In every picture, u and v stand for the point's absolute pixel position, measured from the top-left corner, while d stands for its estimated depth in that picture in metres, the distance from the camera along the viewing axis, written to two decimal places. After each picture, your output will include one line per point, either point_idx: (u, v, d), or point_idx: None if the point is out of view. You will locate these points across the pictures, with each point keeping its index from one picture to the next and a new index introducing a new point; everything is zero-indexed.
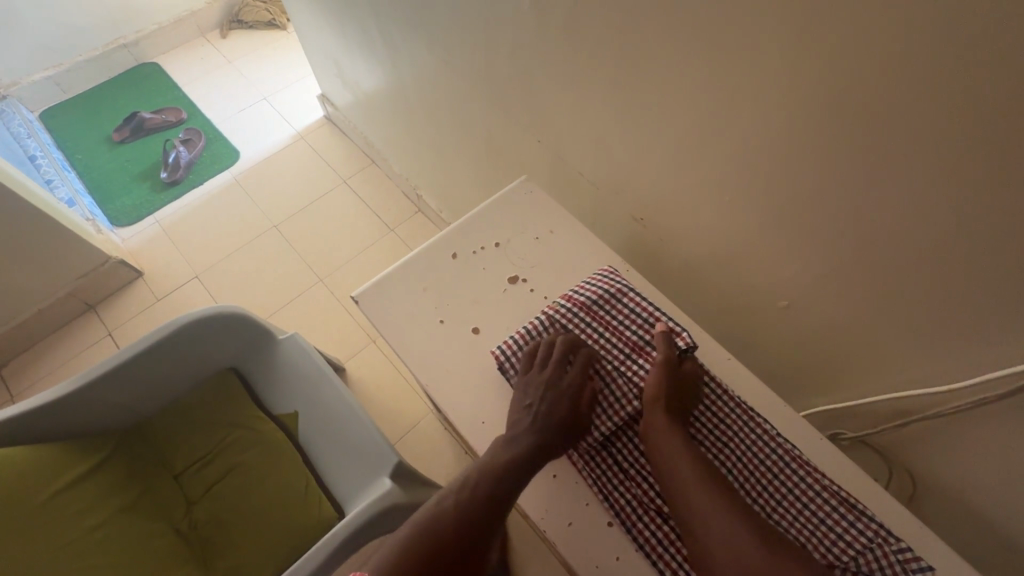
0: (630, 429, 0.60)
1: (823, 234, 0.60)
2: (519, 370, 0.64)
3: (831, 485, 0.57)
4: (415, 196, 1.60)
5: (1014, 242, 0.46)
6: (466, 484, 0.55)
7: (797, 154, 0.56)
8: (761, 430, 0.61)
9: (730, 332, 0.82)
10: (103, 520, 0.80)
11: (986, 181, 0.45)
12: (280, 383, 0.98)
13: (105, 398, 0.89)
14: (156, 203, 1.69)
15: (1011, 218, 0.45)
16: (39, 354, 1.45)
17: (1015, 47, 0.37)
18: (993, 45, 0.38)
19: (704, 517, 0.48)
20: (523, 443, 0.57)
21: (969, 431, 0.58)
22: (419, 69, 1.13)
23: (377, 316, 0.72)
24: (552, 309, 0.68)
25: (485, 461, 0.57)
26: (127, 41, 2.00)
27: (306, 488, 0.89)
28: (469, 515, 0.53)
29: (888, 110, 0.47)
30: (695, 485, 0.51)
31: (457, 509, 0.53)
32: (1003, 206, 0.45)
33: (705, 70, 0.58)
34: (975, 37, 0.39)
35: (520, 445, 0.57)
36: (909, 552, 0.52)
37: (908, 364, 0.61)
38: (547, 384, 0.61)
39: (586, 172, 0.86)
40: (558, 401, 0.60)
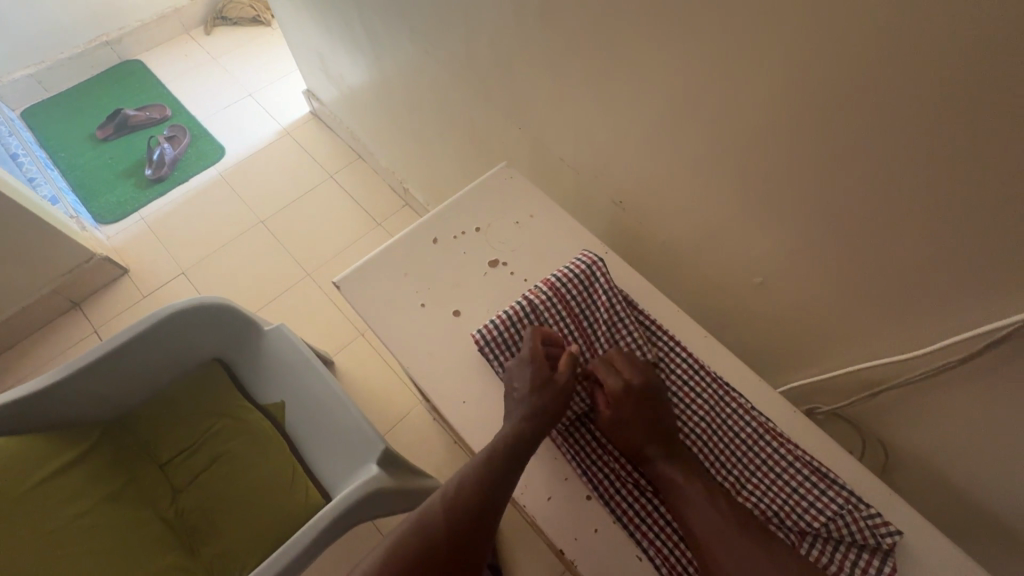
0: None
1: (793, 210, 0.61)
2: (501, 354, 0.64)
3: (802, 455, 0.59)
4: (402, 190, 1.60)
5: (972, 210, 0.47)
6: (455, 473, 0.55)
7: (765, 132, 0.58)
8: (736, 404, 0.62)
9: (709, 313, 0.84)
10: (90, 507, 0.81)
11: (943, 151, 0.46)
12: (266, 374, 0.98)
13: (87, 390, 0.88)
14: (141, 200, 1.68)
15: (968, 186, 0.46)
16: (24, 352, 1.44)
17: (962, 19, 0.39)
18: (943, 18, 0.40)
19: (695, 506, 0.51)
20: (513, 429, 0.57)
21: (937, 400, 0.59)
22: (402, 61, 1.13)
23: (358, 300, 0.72)
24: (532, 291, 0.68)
25: (478, 457, 0.55)
26: (110, 39, 1.99)
27: (292, 476, 0.89)
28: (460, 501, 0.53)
29: (849, 83, 0.48)
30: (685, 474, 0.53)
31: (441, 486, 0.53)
32: (960, 174, 0.46)
33: (675, 51, 0.59)
34: (926, 11, 0.40)
35: (510, 438, 0.56)
36: (878, 518, 0.54)
37: (878, 337, 0.62)
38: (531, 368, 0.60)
39: (567, 158, 0.87)
40: (543, 386, 0.58)
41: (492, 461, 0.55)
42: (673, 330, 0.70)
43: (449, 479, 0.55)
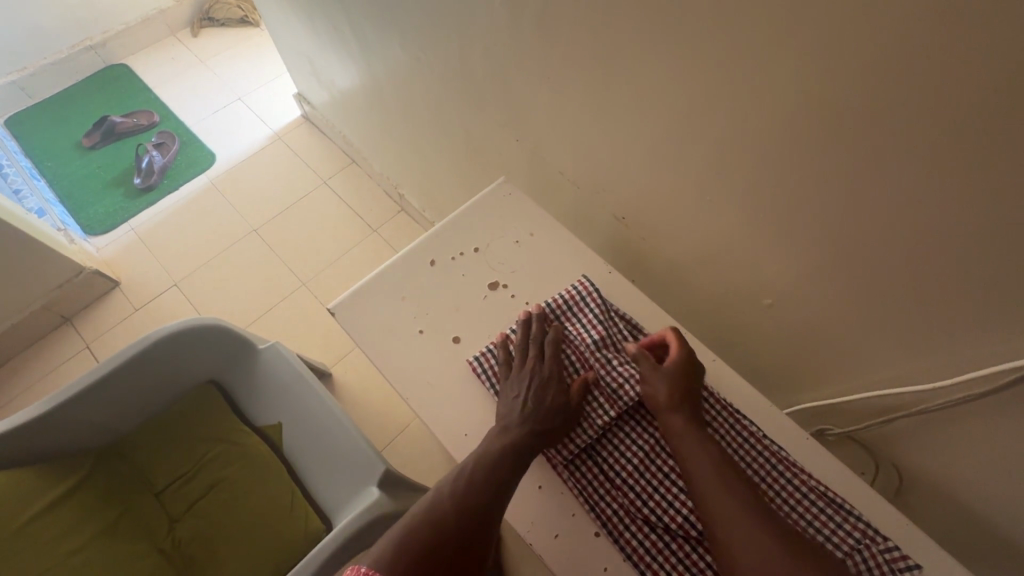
0: (614, 437, 0.59)
1: (804, 230, 0.59)
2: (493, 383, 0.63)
3: (817, 485, 0.57)
4: (397, 195, 1.57)
5: (1000, 237, 0.45)
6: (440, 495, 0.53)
7: (778, 152, 0.55)
8: (748, 432, 0.60)
9: (714, 331, 0.81)
10: (82, 544, 0.79)
11: (971, 176, 0.44)
12: (261, 395, 0.96)
13: (77, 420, 0.86)
14: (130, 210, 1.65)
15: (997, 212, 0.44)
16: (15, 369, 1.41)
17: (997, 42, 0.37)
18: (976, 41, 0.37)
19: (716, 520, 0.47)
20: (501, 452, 0.55)
21: (957, 426, 0.57)
22: (395, 67, 1.10)
23: (354, 327, 0.70)
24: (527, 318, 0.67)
25: (462, 481, 0.54)
26: (94, 43, 1.94)
27: (291, 502, 0.87)
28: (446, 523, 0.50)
29: (871, 104, 0.45)
30: (700, 488, 0.50)
31: (431, 518, 0.51)
32: (989, 201, 0.44)
33: (683, 67, 0.56)
34: (957, 33, 0.38)
35: (502, 455, 0.55)
36: (897, 552, 0.52)
37: (894, 362, 0.60)
38: (527, 387, 0.60)
39: (566, 171, 0.85)
40: (541, 409, 0.58)
41: (485, 477, 0.54)
42: None
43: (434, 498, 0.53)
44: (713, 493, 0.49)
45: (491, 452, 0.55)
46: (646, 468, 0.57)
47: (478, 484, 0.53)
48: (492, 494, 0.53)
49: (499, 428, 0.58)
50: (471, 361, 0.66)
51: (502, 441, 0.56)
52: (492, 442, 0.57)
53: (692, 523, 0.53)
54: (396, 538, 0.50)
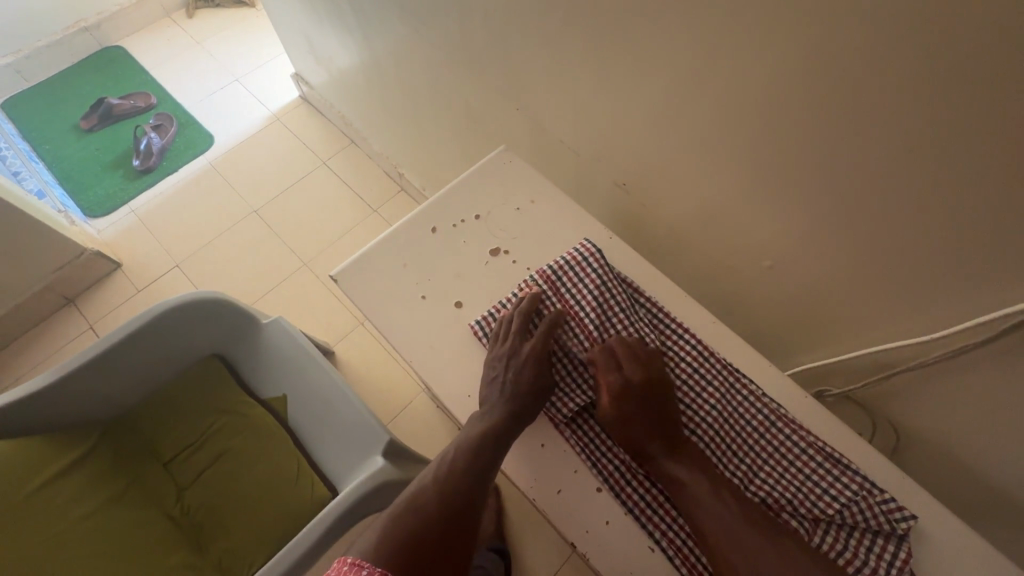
0: None
1: (803, 190, 0.59)
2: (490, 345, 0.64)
3: (816, 441, 0.58)
4: (397, 174, 1.57)
5: (998, 191, 0.45)
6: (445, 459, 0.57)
7: (776, 111, 0.55)
8: (747, 392, 0.61)
9: (715, 297, 0.82)
10: (93, 509, 0.80)
11: (968, 129, 0.43)
12: (265, 369, 0.97)
13: (85, 391, 0.87)
14: (130, 193, 1.65)
15: (995, 166, 0.44)
16: (21, 350, 1.42)
17: None
18: None
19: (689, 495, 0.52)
20: (500, 417, 0.58)
21: (953, 383, 0.58)
22: (392, 42, 1.09)
23: (357, 295, 0.70)
24: (528, 280, 0.67)
25: (466, 442, 0.57)
26: (89, 25, 1.92)
27: (297, 470, 0.89)
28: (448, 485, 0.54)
29: (868, 58, 0.45)
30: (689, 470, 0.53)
31: (436, 485, 0.54)
32: (987, 154, 0.43)
33: (681, 27, 0.56)
34: None
35: (501, 421, 0.57)
36: (892, 503, 0.53)
37: (891, 321, 0.61)
38: (526, 353, 0.60)
39: (566, 140, 0.84)
40: (539, 375, 0.59)
41: (485, 442, 0.56)
42: (681, 317, 0.68)
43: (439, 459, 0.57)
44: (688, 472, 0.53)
45: (491, 425, 0.57)
46: None
47: (480, 454, 0.56)
48: (490, 454, 0.56)
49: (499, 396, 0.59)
50: (473, 325, 0.66)
51: (502, 413, 0.58)
52: (493, 405, 0.59)
53: None
54: (393, 519, 0.51)
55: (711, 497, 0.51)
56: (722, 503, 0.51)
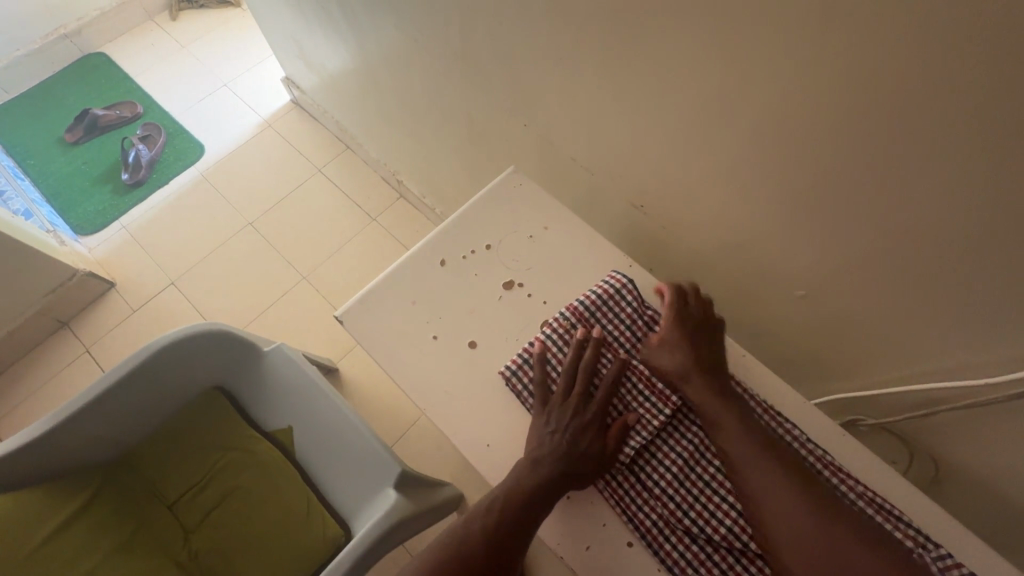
0: (660, 441, 0.56)
1: (841, 218, 0.55)
2: (536, 388, 0.60)
3: (863, 489, 0.53)
4: (395, 181, 1.52)
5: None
6: (491, 509, 0.53)
7: (814, 138, 0.51)
8: (791, 436, 0.57)
9: (738, 321, 0.78)
10: (97, 563, 0.77)
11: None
12: (271, 400, 0.93)
13: (82, 435, 0.83)
14: (121, 208, 1.59)
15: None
16: (16, 376, 1.38)
17: None
18: None
19: (756, 500, 0.49)
20: (551, 467, 0.54)
21: (1002, 420, 0.55)
22: (389, 50, 1.04)
23: (365, 335, 0.67)
24: (560, 318, 0.64)
25: (512, 493, 0.53)
26: (68, 31, 1.85)
27: (307, 508, 0.86)
28: (493, 540, 0.51)
29: (925, 85, 0.41)
30: (761, 491, 0.49)
31: (477, 538, 0.51)
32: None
33: (710, 47, 0.52)
34: None
35: (552, 470, 0.54)
36: (949, 559, 0.49)
37: (934, 355, 0.57)
38: (573, 406, 0.57)
39: (578, 157, 0.80)
40: (587, 420, 0.56)
41: (530, 497, 0.52)
42: None
43: (475, 509, 0.54)
44: (757, 469, 0.49)
45: (528, 484, 0.53)
46: (686, 476, 0.54)
47: (507, 513, 0.52)
48: (537, 509, 0.52)
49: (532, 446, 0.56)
50: (503, 371, 0.62)
51: (539, 470, 0.54)
52: (541, 454, 0.55)
53: (737, 534, 0.51)
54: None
55: (789, 498, 0.47)
56: (801, 506, 0.47)
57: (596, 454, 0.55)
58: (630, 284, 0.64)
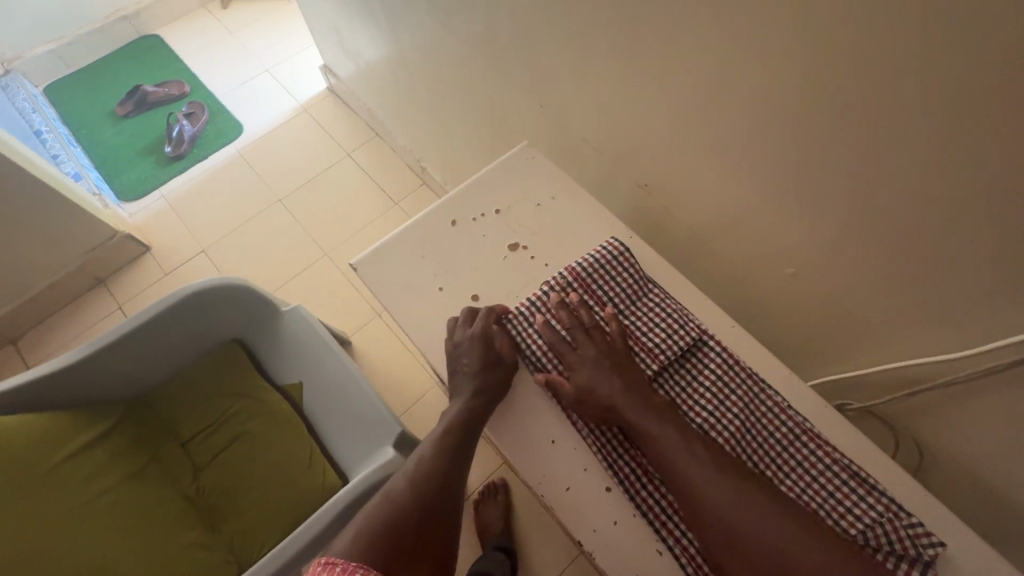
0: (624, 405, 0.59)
1: (832, 195, 0.57)
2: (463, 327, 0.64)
3: (842, 458, 0.55)
4: (419, 168, 1.58)
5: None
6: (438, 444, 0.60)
7: (803, 115, 0.53)
8: (771, 402, 0.58)
9: (736, 303, 0.80)
10: (112, 485, 0.83)
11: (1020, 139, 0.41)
12: (285, 355, 0.99)
13: (108, 369, 0.89)
14: (161, 178, 1.69)
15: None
16: (54, 327, 1.48)
17: None
18: None
19: (682, 482, 0.51)
20: (460, 410, 0.61)
21: (983, 401, 0.56)
22: (419, 36, 1.09)
23: (374, 285, 0.71)
24: (557, 277, 0.67)
25: (437, 432, 0.62)
26: (128, 13, 1.97)
27: (309, 457, 0.90)
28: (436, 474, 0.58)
29: (901, 60, 0.44)
30: (685, 469, 0.51)
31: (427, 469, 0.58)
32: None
33: (708, 27, 0.55)
34: None
35: (463, 416, 0.60)
36: (920, 528, 0.50)
37: (920, 336, 0.59)
38: (488, 355, 0.62)
39: (589, 138, 0.83)
40: (496, 371, 0.62)
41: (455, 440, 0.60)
42: (701, 321, 0.66)
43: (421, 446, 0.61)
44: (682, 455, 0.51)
45: (446, 423, 0.61)
46: None
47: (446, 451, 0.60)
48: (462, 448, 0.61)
49: (473, 396, 0.60)
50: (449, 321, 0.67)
51: (455, 411, 0.61)
52: (456, 397, 0.62)
53: None
54: (373, 520, 0.54)
55: (710, 483, 0.49)
56: (723, 490, 0.49)
57: (489, 402, 0.61)
58: (626, 253, 0.67)
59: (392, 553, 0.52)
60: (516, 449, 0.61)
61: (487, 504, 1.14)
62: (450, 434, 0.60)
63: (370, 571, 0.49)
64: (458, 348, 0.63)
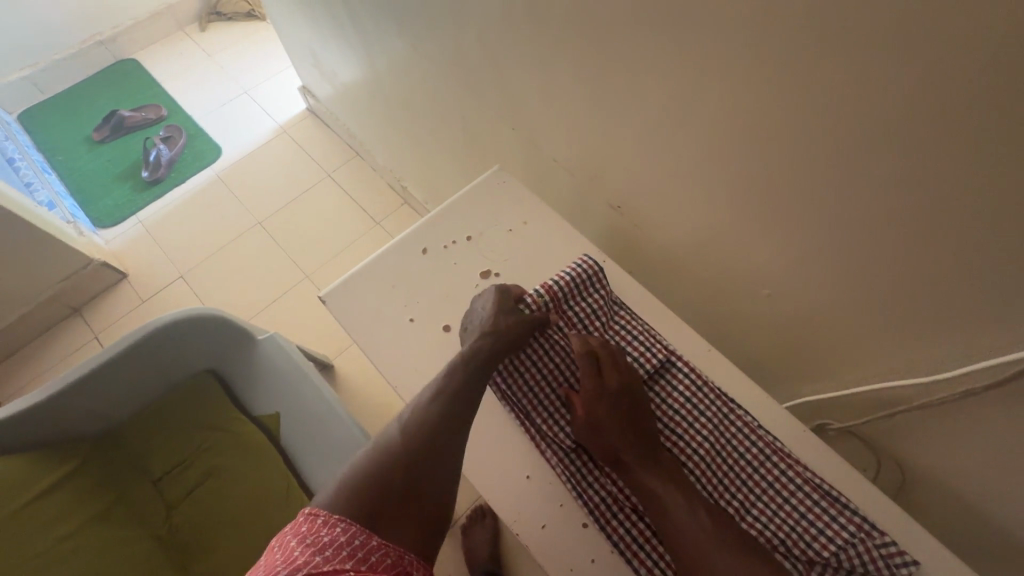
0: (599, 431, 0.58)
1: (802, 217, 0.57)
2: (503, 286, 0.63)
3: (811, 476, 0.54)
4: (400, 187, 1.57)
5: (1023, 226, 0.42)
6: (433, 401, 0.53)
7: (769, 139, 0.54)
8: (741, 422, 0.57)
9: (713, 323, 0.80)
10: (77, 528, 0.81)
11: (988, 158, 0.41)
12: (262, 385, 0.96)
13: (73, 407, 0.86)
14: (138, 203, 1.67)
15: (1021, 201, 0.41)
16: (26, 359, 1.44)
17: (981, 19, 0.35)
18: (961, 17, 0.36)
19: (660, 515, 0.49)
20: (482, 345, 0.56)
21: (961, 420, 0.55)
22: (392, 59, 1.09)
23: (343, 316, 0.69)
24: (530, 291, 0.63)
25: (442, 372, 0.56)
26: (104, 38, 1.96)
27: (286, 489, 0.88)
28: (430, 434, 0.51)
29: (860, 86, 0.44)
30: (663, 501, 0.49)
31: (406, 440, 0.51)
32: (1012, 187, 0.41)
33: (673, 53, 0.55)
34: (941, 11, 0.37)
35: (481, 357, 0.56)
36: (892, 547, 0.49)
37: (894, 356, 0.59)
38: (515, 311, 0.59)
39: (562, 159, 0.83)
40: (518, 327, 0.58)
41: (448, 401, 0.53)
42: (678, 345, 0.65)
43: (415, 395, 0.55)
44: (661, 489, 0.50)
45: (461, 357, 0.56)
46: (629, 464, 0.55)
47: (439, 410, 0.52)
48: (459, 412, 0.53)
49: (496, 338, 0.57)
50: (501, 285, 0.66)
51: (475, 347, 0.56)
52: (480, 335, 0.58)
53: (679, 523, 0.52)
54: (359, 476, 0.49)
55: (686, 517, 0.48)
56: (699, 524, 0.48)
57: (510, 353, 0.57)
58: (598, 269, 0.64)
59: (378, 512, 0.47)
60: (492, 482, 0.60)
61: (473, 530, 1.12)
62: (450, 390, 0.54)
63: (352, 524, 0.46)
64: (484, 301, 0.62)
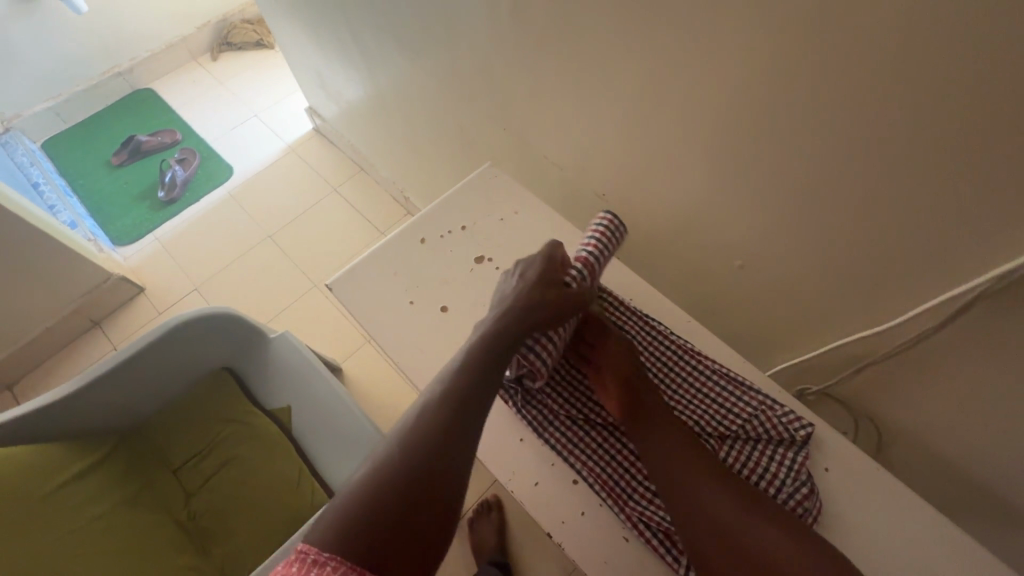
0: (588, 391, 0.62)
1: (763, 192, 0.62)
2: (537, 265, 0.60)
3: (717, 367, 0.63)
4: (403, 198, 1.64)
5: (949, 182, 0.47)
6: (432, 400, 0.51)
7: (728, 121, 0.59)
8: (655, 328, 0.66)
9: (697, 302, 0.85)
10: (107, 509, 0.85)
11: (913, 124, 0.46)
12: (273, 381, 1.02)
13: (98, 400, 0.91)
14: (155, 222, 1.75)
15: (944, 161, 0.46)
16: (50, 371, 1.50)
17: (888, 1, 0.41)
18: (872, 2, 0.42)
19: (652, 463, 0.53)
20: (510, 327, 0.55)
21: (923, 371, 0.60)
22: (393, 74, 1.17)
23: (348, 302, 0.75)
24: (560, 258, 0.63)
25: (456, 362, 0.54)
26: (123, 69, 2.07)
27: (296, 476, 0.92)
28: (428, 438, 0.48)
29: (799, 67, 0.50)
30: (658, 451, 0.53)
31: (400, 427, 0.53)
32: (935, 147, 0.46)
33: (638, 50, 0.61)
34: None
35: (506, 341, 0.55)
36: (792, 415, 0.58)
37: (858, 316, 0.63)
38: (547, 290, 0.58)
39: (550, 156, 0.89)
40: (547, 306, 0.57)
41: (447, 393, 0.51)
42: (660, 318, 0.70)
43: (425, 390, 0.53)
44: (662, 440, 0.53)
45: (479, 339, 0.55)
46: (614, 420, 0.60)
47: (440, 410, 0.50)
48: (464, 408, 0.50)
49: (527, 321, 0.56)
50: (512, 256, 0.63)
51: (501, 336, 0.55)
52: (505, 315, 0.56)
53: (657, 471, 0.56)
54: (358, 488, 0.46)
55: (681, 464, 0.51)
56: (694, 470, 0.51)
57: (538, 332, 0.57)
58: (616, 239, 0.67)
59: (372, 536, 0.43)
60: (488, 446, 0.64)
61: (480, 520, 1.15)
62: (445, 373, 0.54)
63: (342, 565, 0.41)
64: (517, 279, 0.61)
